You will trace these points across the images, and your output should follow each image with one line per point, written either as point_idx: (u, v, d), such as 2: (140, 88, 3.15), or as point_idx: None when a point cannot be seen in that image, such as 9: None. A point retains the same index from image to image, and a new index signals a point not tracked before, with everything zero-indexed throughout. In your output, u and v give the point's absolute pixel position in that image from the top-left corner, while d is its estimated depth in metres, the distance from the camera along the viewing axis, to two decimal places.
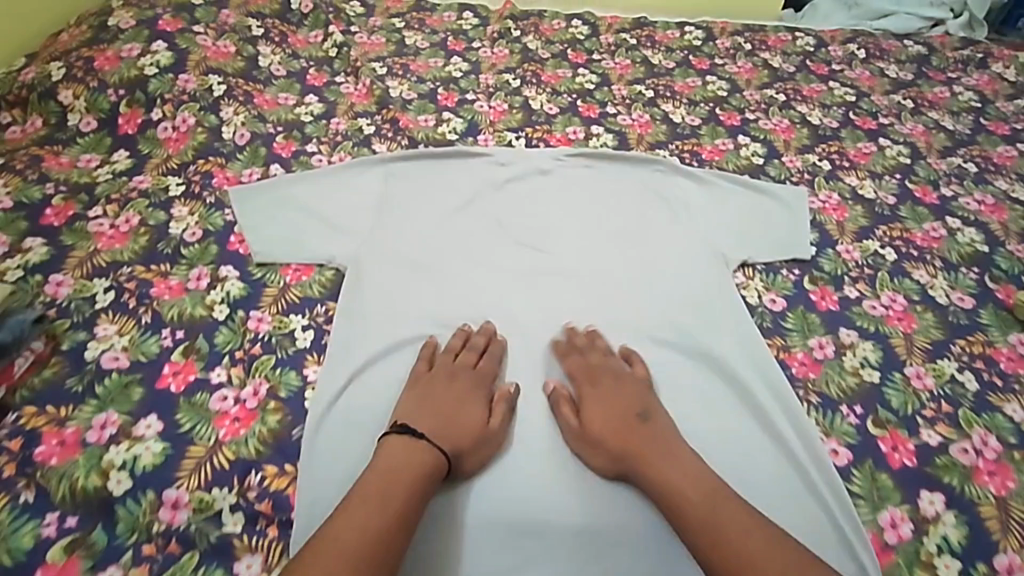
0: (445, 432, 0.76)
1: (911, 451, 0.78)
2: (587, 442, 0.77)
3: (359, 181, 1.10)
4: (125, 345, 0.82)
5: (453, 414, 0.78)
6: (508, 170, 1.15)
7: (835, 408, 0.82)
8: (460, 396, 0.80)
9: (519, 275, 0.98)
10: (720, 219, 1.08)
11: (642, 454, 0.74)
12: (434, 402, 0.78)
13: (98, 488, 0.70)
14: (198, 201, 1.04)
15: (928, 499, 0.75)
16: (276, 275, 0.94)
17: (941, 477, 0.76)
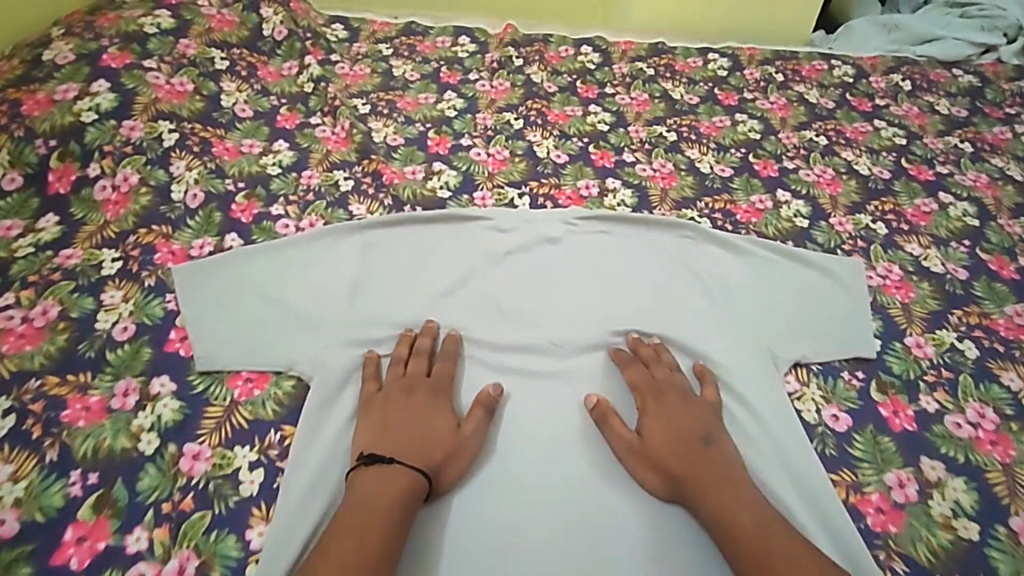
0: (418, 446, 0.71)
1: None
2: (647, 459, 0.74)
3: (332, 255, 0.92)
4: (19, 498, 0.65)
5: (421, 423, 0.73)
6: (510, 238, 0.97)
7: None
8: (425, 404, 0.76)
9: (524, 394, 0.81)
10: (762, 302, 0.91)
11: (702, 484, 0.70)
12: (400, 416, 0.73)
13: None
14: (135, 282, 0.86)
15: None
16: (223, 388, 0.76)
17: None
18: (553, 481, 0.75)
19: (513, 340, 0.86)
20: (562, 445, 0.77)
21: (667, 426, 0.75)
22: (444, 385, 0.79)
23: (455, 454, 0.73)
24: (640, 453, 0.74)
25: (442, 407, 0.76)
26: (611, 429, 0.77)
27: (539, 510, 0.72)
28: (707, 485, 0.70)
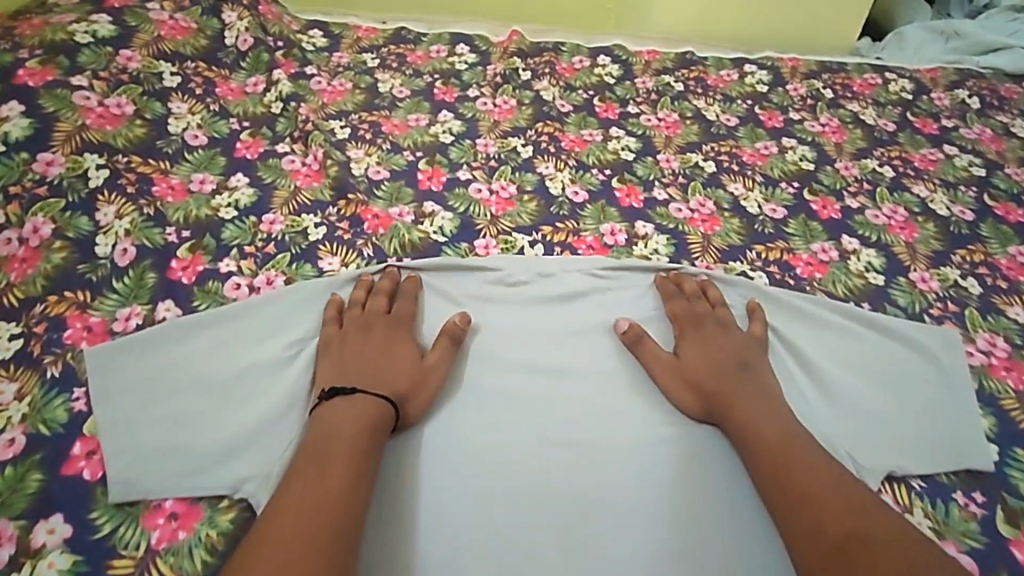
0: (381, 380, 0.68)
1: None
2: (684, 377, 0.72)
3: (298, 330, 0.73)
4: None
5: (383, 356, 0.71)
6: (521, 303, 0.79)
7: None
8: (388, 338, 0.72)
9: (543, 515, 0.65)
10: (842, 383, 0.74)
11: (736, 409, 0.68)
12: (361, 352, 0.70)
13: None
14: (35, 371, 0.68)
15: None
16: (135, 533, 0.59)
17: None
18: None
19: (527, 449, 0.68)
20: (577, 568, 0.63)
21: (703, 353, 0.73)
22: (405, 319, 0.75)
23: (421, 386, 0.70)
24: (675, 373, 0.72)
25: (405, 340, 0.73)
26: (643, 351, 0.74)
27: None
28: (741, 405, 0.68)
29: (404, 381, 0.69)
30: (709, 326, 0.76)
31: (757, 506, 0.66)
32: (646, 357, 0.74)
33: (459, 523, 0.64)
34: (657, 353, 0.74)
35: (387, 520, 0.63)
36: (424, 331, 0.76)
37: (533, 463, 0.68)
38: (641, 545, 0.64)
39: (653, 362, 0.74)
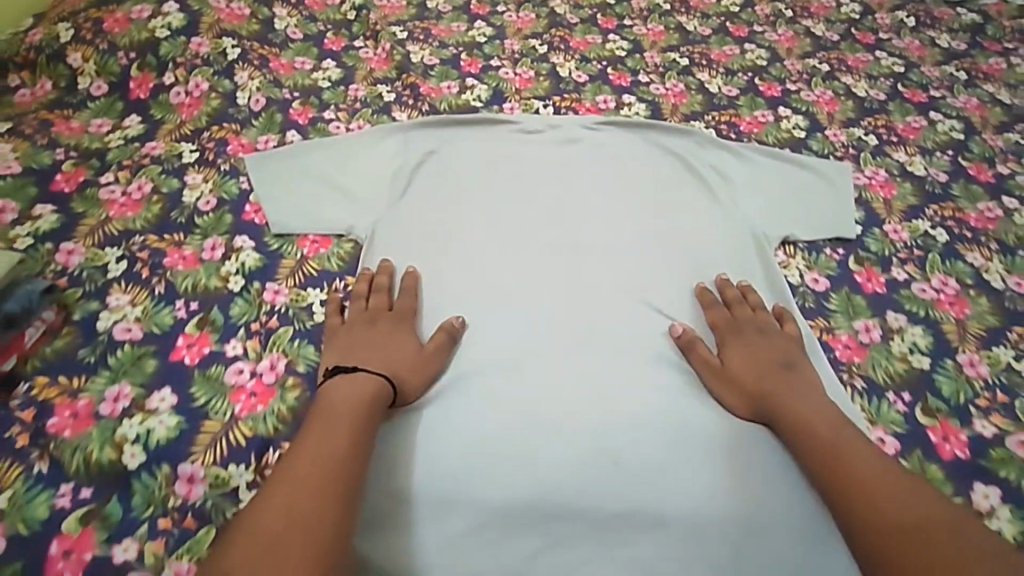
0: (381, 362, 0.74)
1: (963, 442, 0.74)
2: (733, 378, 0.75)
3: (380, 149, 1.05)
4: (138, 317, 0.79)
5: (383, 346, 0.76)
6: (533, 142, 1.09)
7: (882, 394, 0.78)
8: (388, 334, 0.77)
9: (542, 251, 0.90)
10: (759, 194, 1.02)
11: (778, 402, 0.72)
12: (363, 345, 0.76)
13: (113, 461, 0.67)
14: (212, 168, 1.00)
15: (983, 494, 0.70)
16: (294, 247, 0.90)
17: (996, 471, 0.72)
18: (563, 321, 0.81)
19: (534, 221, 0.94)
20: (560, 274, 0.87)
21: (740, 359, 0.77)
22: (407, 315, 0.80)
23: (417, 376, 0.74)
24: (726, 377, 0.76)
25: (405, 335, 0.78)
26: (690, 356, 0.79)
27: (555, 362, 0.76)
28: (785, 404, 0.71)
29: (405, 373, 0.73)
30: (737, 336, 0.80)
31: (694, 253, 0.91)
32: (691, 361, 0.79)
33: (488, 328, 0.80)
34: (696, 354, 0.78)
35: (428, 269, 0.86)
36: (425, 325, 0.80)
37: (535, 224, 0.94)
38: (619, 271, 0.88)
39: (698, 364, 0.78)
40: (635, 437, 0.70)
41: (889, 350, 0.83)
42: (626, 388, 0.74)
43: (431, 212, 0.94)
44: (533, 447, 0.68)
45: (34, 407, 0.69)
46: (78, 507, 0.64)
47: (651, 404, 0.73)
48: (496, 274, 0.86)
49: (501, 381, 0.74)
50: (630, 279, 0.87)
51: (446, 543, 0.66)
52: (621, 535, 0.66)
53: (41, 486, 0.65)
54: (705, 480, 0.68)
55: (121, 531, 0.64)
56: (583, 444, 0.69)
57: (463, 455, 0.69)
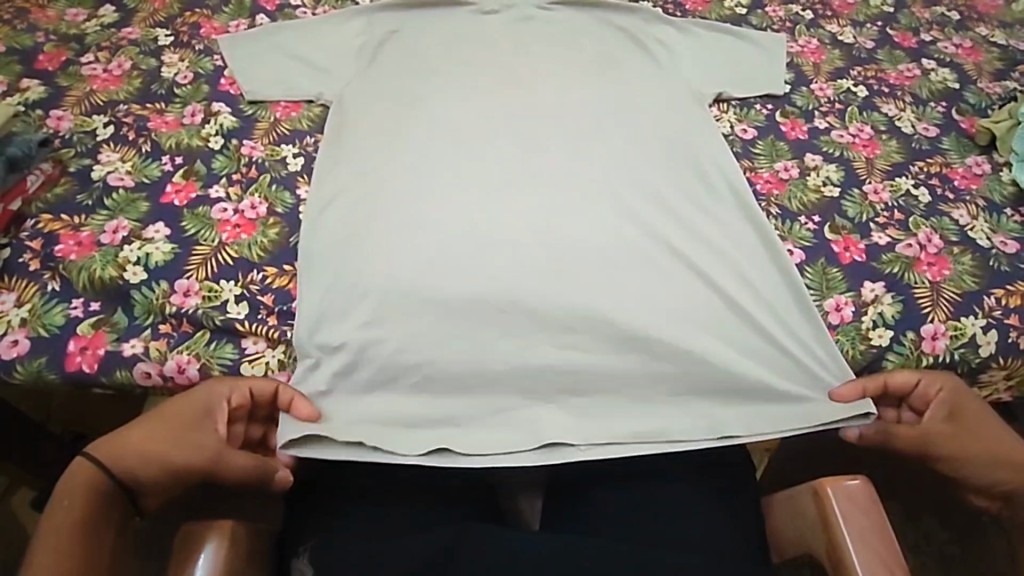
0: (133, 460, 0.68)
1: (861, 250, 0.89)
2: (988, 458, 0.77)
3: (342, 29, 1.08)
4: (129, 169, 0.87)
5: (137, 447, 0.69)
6: (491, 25, 1.14)
7: (794, 218, 0.91)
8: (164, 441, 0.69)
9: (494, 120, 0.98)
10: (701, 65, 1.09)
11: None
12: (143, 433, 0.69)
13: (115, 278, 0.78)
14: (188, 49, 1.06)
15: (870, 287, 0.86)
16: (266, 111, 0.98)
17: (885, 269, 0.87)
18: (508, 182, 0.91)
19: (488, 93, 1.02)
20: (509, 135, 0.96)
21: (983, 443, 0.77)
22: (202, 458, 0.69)
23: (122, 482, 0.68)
24: (973, 457, 0.76)
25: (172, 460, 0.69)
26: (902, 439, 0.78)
27: (497, 214, 0.87)
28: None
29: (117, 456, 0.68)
30: (981, 407, 0.79)
31: (625, 118, 1.00)
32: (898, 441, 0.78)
33: (442, 184, 0.89)
34: (926, 440, 0.77)
35: (387, 134, 0.94)
36: (304, 287, 0.81)
37: (488, 96, 1.01)
38: (559, 136, 0.97)
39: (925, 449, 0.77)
40: (563, 268, 0.84)
41: (804, 184, 0.95)
42: (553, 238, 0.86)
43: (387, 87, 1.01)
44: (482, 265, 0.83)
45: (41, 238, 0.80)
46: (90, 316, 0.76)
47: (577, 245, 0.86)
48: (451, 141, 0.94)
49: (455, 230, 0.85)
50: (568, 144, 0.96)
51: (411, 333, 0.79)
52: (557, 326, 0.81)
53: (57, 300, 0.77)
54: (616, 294, 0.83)
55: (128, 333, 0.76)
56: (515, 273, 0.83)
57: (424, 292, 0.81)
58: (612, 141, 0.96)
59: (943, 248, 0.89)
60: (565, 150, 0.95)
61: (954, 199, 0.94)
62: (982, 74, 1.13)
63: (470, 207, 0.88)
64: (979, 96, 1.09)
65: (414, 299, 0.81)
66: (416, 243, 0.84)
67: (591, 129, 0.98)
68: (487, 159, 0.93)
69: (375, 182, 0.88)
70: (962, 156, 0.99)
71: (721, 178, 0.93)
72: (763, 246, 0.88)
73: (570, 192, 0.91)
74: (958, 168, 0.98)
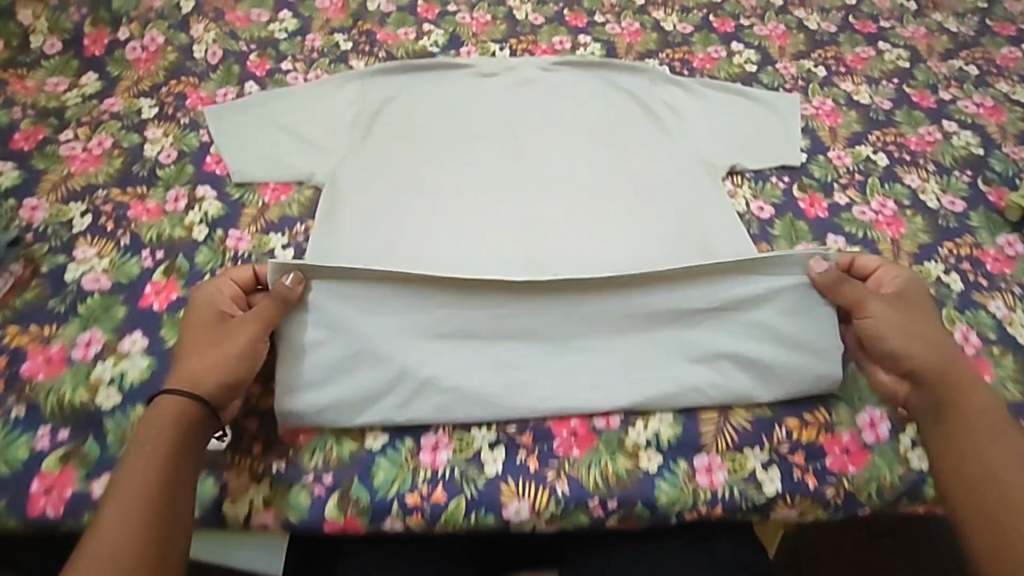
0: (197, 371, 0.68)
1: None
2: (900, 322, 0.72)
3: (334, 98, 1.03)
4: (106, 267, 0.82)
5: (193, 362, 0.69)
6: (491, 88, 1.08)
7: None
8: (212, 343, 0.70)
9: (496, 203, 0.93)
10: (713, 130, 1.03)
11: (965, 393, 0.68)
12: (193, 349, 0.70)
13: (85, 402, 0.71)
14: (172, 122, 1.00)
15: None
16: (254, 195, 0.92)
17: None
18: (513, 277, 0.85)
19: (489, 170, 0.97)
20: (514, 221, 0.91)
21: (902, 311, 0.73)
22: (252, 332, 0.71)
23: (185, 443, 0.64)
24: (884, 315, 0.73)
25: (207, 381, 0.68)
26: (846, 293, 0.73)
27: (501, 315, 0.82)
28: (970, 388, 0.69)
29: (167, 406, 0.65)
30: (933, 311, 0.75)
31: (635, 198, 0.94)
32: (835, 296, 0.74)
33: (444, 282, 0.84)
34: (864, 298, 0.73)
35: (384, 224, 0.88)
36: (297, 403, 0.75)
37: (489, 175, 0.96)
38: (565, 220, 0.92)
39: (857, 307, 0.74)
40: None
41: None
42: None
43: (382, 165, 0.95)
44: None
45: (8, 354, 0.75)
46: (56, 448, 0.69)
47: None
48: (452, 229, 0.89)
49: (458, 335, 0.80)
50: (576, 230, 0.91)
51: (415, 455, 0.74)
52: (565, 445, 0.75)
53: (21, 429, 0.70)
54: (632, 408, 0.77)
55: (99, 467, 0.69)
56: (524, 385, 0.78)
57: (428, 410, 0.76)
58: (621, 226, 0.91)
59: (981, 348, 0.83)
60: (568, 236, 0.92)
61: (988, 286, 0.88)
62: (1006, 136, 1.08)
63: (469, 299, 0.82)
64: (1006, 162, 1.03)
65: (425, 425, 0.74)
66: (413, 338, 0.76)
67: (603, 216, 0.93)
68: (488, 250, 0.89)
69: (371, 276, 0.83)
70: (993, 235, 0.93)
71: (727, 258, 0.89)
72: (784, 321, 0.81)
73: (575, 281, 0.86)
74: (990, 249, 0.92)
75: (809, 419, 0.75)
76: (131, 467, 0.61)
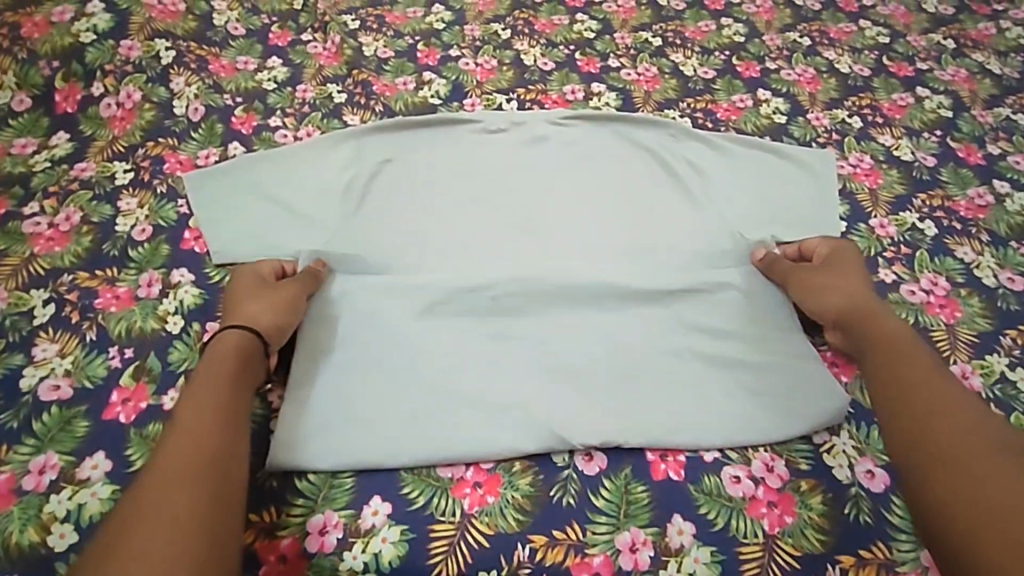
0: (252, 311, 0.72)
1: None
2: (828, 288, 0.77)
3: (325, 161, 0.94)
4: (67, 369, 0.73)
5: (243, 307, 0.73)
6: (496, 146, 0.99)
7: (871, 420, 0.72)
8: (260, 296, 0.74)
9: None
10: (740, 194, 0.94)
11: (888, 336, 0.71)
12: (245, 300, 0.74)
13: (36, 544, 0.61)
14: (148, 191, 0.91)
15: None
16: None
17: None
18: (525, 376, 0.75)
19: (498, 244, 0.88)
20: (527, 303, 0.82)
21: (845, 278, 0.78)
22: (298, 284, 0.76)
23: (240, 376, 0.67)
24: (815, 283, 0.78)
25: (262, 317, 0.72)
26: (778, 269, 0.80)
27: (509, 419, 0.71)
28: (883, 323, 0.73)
29: (230, 335, 0.69)
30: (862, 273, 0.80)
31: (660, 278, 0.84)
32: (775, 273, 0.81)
33: None
34: (792, 269, 0.80)
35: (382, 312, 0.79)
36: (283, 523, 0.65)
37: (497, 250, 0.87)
38: None
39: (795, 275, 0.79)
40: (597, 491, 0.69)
41: None
42: None
43: (379, 241, 0.86)
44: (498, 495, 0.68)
45: None
46: None
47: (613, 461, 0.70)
48: None
49: None
50: None
51: None
52: None
53: None
54: None
55: None
56: None
57: None
58: None
59: None
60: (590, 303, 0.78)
61: None
62: None
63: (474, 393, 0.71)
64: None
65: (424, 568, 0.62)
66: (411, 445, 0.68)
67: None
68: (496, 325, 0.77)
69: (362, 366, 0.73)
70: None
71: (775, 337, 0.77)
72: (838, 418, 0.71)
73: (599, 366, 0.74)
74: None
75: (865, 555, 0.63)
76: (178, 438, 0.60)
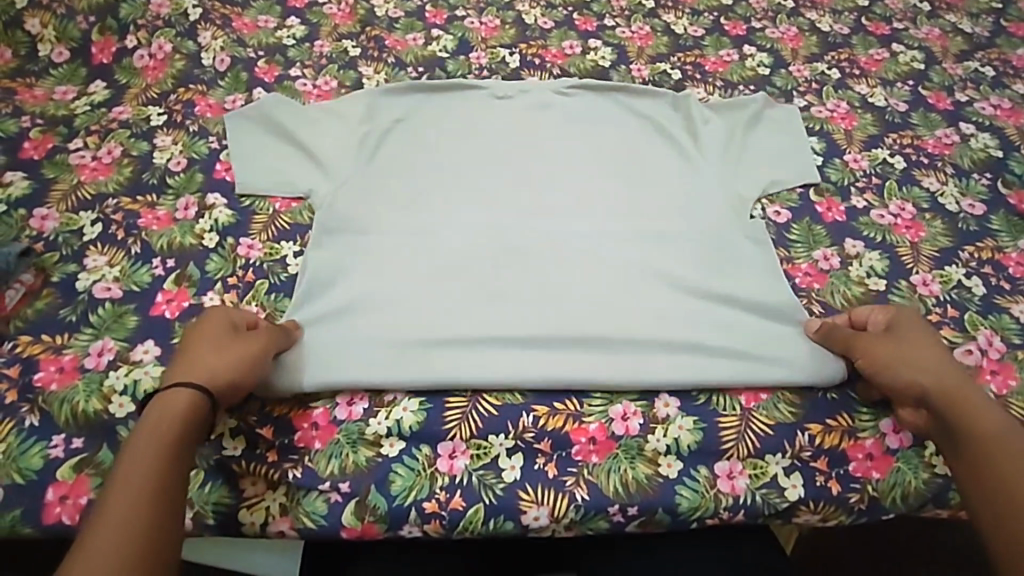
0: (207, 365, 0.67)
1: None
2: (905, 363, 0.72)
3: (341, 118, 0.99)
4: (117, 276, 0.81)
5: (200, 356, 0.68)
6: (501, 111, 1.03)
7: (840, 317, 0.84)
8: (220, 350, 0.69)
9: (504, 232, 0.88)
10: (731, 154, 0.98)
11: (965, 412, 0.68)
12: (205, 348, 0.68)
13: (99, 412, 0.71)
14: (181, 129, 0.99)
15: None
16: (265, 203, 0.90)
17: None
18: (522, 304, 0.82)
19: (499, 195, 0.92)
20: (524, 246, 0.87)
21: (919, 349, 0.73)
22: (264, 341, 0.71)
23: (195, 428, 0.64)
24: (887, 358, 0.73)
25: (231, 372, 0.68)
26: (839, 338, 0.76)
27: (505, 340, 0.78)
28: (968, 403, 0.68)
29: (182, 395, 0.64)
30: (926, 330, 0.75)
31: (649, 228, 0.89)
32: (836, 342, 0.77)
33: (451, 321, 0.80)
34: (854, 340, 0.75)
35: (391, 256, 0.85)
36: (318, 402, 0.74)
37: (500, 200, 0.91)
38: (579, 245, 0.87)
39: (848, 348, 0.75)
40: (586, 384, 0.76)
41: (847, 275, 0.88)
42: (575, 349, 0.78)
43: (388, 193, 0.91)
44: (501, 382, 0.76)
45: (20, 364, 0.74)
46: (71, 457, 0.69)
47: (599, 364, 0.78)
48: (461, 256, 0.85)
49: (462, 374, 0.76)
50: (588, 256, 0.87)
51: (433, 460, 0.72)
52: None
53: (35, 438, 0.69)
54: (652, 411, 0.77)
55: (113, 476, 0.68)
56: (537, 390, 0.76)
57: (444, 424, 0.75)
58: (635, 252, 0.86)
59: (1006, 352, 0.82)
60: (582, 247, 0.86)
61: (1011, 290, 0.87)
62: None
63: (476, 326, 0.78)
64: None
65: (441, 433, 0.72)
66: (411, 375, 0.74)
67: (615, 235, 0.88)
68: (497, 266, 0.84)
69: (375, 304, 0.80)
70: (1014, 238, 0.92)
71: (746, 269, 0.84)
72: (804, 345, 0.79)
73: (591, 300, 0.81)
74: (1012, 253, 0.91)
75: (831, 424, 0.75)
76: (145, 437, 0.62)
